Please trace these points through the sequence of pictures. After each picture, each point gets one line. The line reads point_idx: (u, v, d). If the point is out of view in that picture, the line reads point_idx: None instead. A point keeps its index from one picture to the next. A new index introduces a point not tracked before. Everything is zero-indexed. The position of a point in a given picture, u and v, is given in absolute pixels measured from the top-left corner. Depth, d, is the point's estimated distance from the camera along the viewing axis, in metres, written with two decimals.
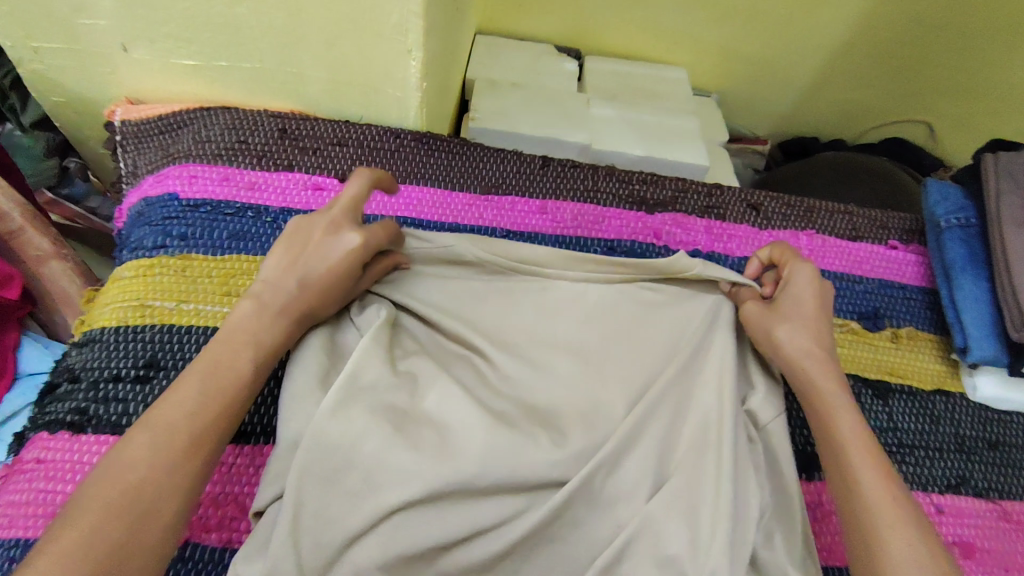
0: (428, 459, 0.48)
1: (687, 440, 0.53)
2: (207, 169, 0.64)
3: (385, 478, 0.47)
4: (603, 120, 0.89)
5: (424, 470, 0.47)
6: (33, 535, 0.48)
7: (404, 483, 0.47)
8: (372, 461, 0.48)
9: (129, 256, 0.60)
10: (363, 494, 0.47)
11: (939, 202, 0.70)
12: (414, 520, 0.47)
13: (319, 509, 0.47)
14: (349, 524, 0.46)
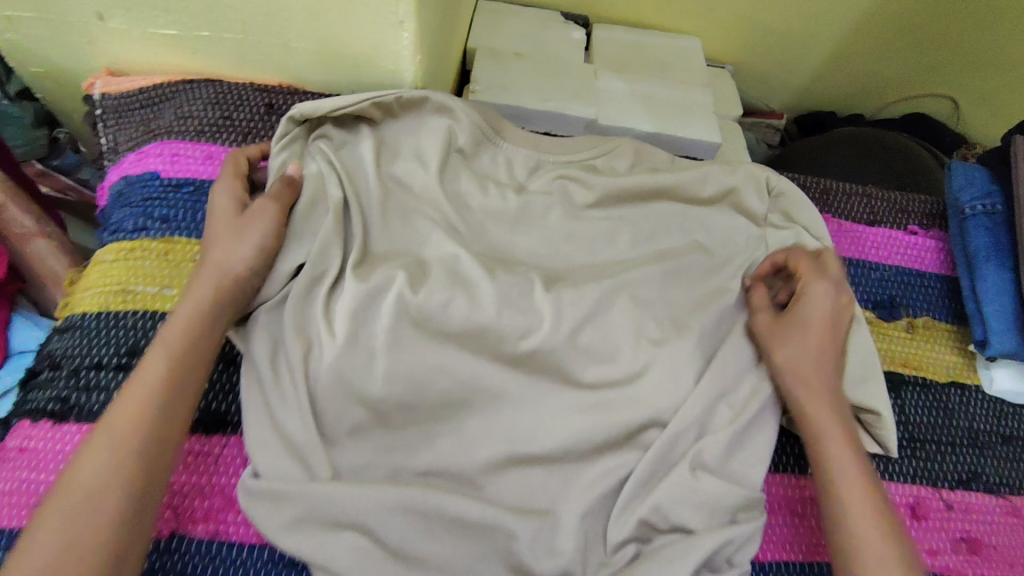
0: (391, 328, 0.51)
1: (661, 357, 0.54)
2: (188, 146, 0.61)
3: (373, 325, 0.51)
4: (610, 93, 0.85)
5: (400, 337, 0.51)
6: (11, 525, 0.46)
7: (384, 331, 0.51)
8: (371, 330, 0.51)
9: (110, 239, 0.58)
10: (347, 354, 0.50)
11: (964, 187, 0.66)
12: (407, 360, 0.51)
13: (320, 351, 0.50)
14: (334, 398, 0.50)
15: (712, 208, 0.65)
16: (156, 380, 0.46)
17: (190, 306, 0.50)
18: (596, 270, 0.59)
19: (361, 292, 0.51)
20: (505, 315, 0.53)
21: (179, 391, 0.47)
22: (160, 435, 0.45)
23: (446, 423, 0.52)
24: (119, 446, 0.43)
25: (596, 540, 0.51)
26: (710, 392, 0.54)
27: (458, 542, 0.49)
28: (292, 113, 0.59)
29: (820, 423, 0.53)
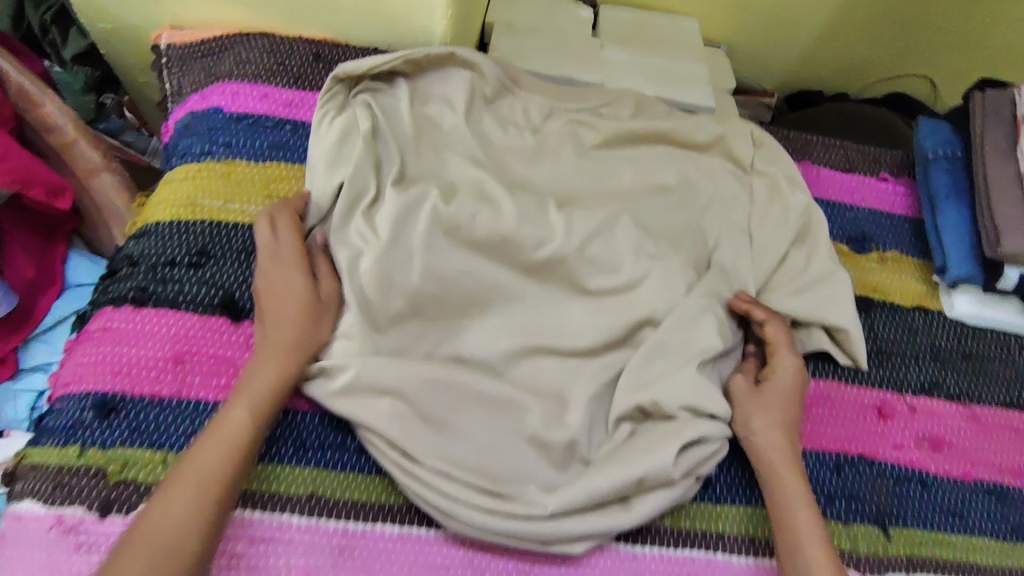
0: (425, 234, 0.59)
1: (656, 268, 0.62)
2: (247, 87, 0.69)
3: (412, 230, 0.59)
4: (615, 64, 0.94)
5: (434, 242, 0.59)
6: (100, 389, 0.54)
7: (422, 234, 0.59)
8: (409, 237, 0.59)
9: (179, 162, 0.66)
10: (391, 253, 0.58)
11: (928, 136, 0.75)
12: (440, 261, 0.59)
13: (367, 252, 0.58)
14: (375, 291, 0.57)
15: (705, 153, 0.73)
16: (215, 479, 0.48)
17: (249, 411, 0.51)
18: (601, 198, 0.67)
19: (399, 204, 0.59)
20: (524, 228, 0.61)
21: (242, 471, 0.50)
22: (233, 491, 0.49)
23: (473, 318, 0.60)
24: (199, 494, 0.47)
25: (600, 421, 0.59)
26: (698, 303, 0.61)
27: (483, 415, 0.57)
28: (336, 73, 0.66)
29: (794, 495, 0.56)
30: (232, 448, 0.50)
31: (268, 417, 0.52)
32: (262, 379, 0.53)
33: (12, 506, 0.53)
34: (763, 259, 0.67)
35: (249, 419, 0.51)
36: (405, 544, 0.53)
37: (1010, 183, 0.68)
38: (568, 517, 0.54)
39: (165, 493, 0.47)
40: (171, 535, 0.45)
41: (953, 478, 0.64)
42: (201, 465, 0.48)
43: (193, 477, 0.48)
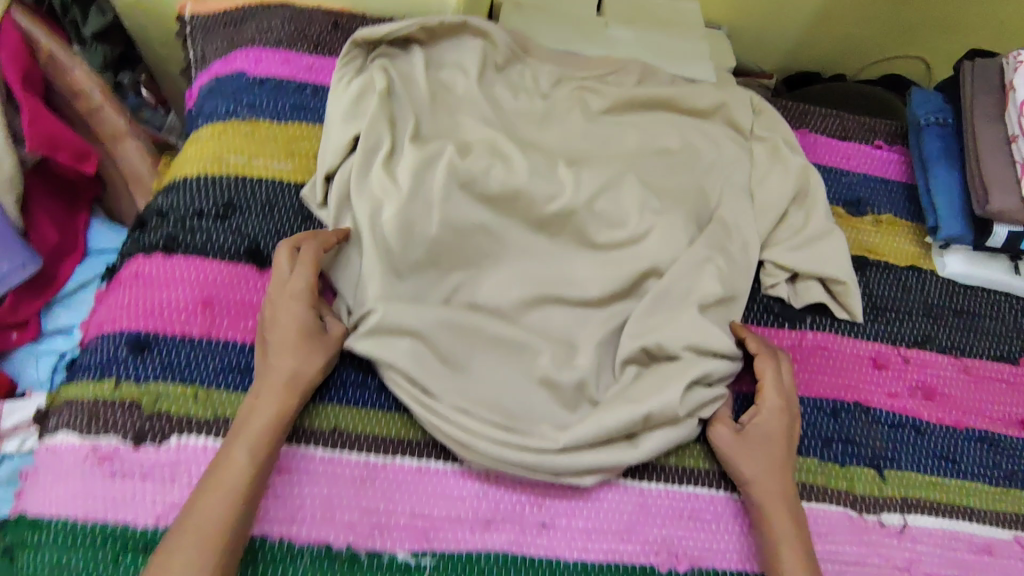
0: (441, 188, 0.62)
1: (661, 224, 0.65)
2: (269, 52, 0.72)
3: (429, 183, 0.62)
4: (619, 41, 0.97)
5: (450, 194, 0.62)
6: (133, 329, 0.57)
7: (439, 186, 0.62)
8: (427, 190, 0.62)
9: (205, 123, 0.69)
10: (410, 203, 0.61)
11: (920, 105, 0.78)
12: (456, 212, 0.62)
13: (388, 202, 0.61)
14: (394, 239, 0.60)
15: (707, 119, 0.76)
16: (217, 528, 0.47)
17: (252, 451, 0.50)
18: (608, 159, 0.70)
19: (416, 158, 0.62)
20: (536, 183, 0.64)
21: (246, 513, 0.49)
22: (237, 537, 0.48)
23: (487, 268, 0.63)
24: (205, 540, 0.46)
25: (607, 364, 0.61)
26: (699, 254, 0.64)
27: (496, 357, 0.59)
28: (353, 38, 0.69)
29: (783, 531, 0.55)
30: (238, 494, 0.48)
31: (270, 458, 0.51)
32: (263, 420, 0.52)
33: (47, 439, 0.55)
34: (762, 216, 0.70)
35: (250, 461, 0.50)
36: (423, 475, 0.56)
37: (998, 146, 0.71)
38: (579, 450, 0.56)
39: (169, 543, 0.46)
40: None
41: (945, 426, 0.67)
42: (203, 508, 0.47)
43: (198, 524, 0.47)
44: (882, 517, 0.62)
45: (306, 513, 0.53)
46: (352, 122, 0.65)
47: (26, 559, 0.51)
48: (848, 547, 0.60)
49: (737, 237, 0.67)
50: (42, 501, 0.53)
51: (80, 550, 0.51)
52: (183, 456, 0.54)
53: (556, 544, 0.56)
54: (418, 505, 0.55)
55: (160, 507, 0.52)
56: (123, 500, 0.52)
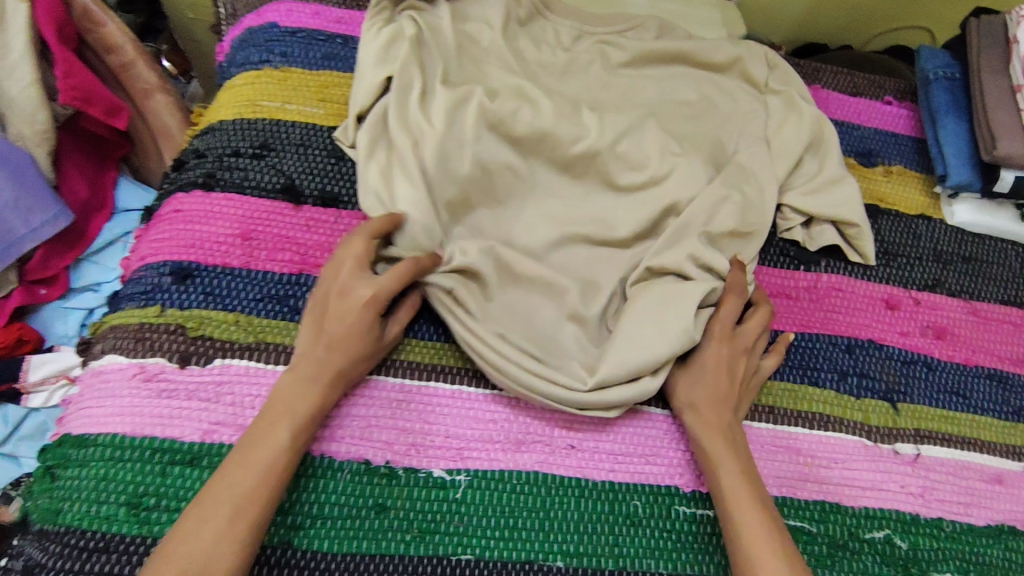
0: (470, 129, 0.64)
1: (681, 166, 0.67)
2: (299, 4, 0.74)
3: (460, 123, 0.65)
4: (634, 5, 0.99)
5: (481, 134, 0.64)
6: (176, 259, 0.59)
7: (469, 126, 0.64)
8: (458, 131, 0.64)
9: (239, 70, 0.71)
10: (442, 140, 0.63)
11: (928, 60, 0.81)
12: (485, 151, 0.64)
13: (422, 139, 0.63)
14: (430, 176, 0.62)
15: (723, 72, 0.78)
16: (254, 501, 0.47)
17: (291, 429, 0.50)
18: (628, 107, 0.72)
19: (447, 101, 0.65)
20: (560, 126, 0.66)
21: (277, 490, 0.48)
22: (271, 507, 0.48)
23: (513, 207, 0.65)
24: (240, 510, 0.46)
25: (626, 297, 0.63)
26: (717, 192, 0.66)
27: (522, 291, 0.61)
28: None
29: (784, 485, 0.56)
30: (274, 469, 0.49)
31: (307, 434, 0.51)
32: (309, 404, 0.52)
33: (92, 363, 0.57)
34: (779, 160, 0.72)
35: (291, 438, 0.50)
36: (457, 399, 0.58)
37: (1004, 96, 0.74)
38: (608, 387, 0.57)
39: (203, 510, 0.46)
40: (209, 557, 0.44)
41: (955, 363, 0.69)
42: (231, 481, 0.47)
43: (230, 494, 0.47)
44: (897, 447, 0.64)
45: (346, 432, 0.55)
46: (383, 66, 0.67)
47: (74, 472, 0.52)
48: (864, 473, 0.62)
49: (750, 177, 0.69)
50: (89, 419, 0.54)
51: (127, 464, 0.52)
52: (227, 376, 0.56)
53: (585, 466, 0.58)
54: (452, 427, 0.57)
55: (205, 423, 0.54)
56: (169, 416, 0.54)
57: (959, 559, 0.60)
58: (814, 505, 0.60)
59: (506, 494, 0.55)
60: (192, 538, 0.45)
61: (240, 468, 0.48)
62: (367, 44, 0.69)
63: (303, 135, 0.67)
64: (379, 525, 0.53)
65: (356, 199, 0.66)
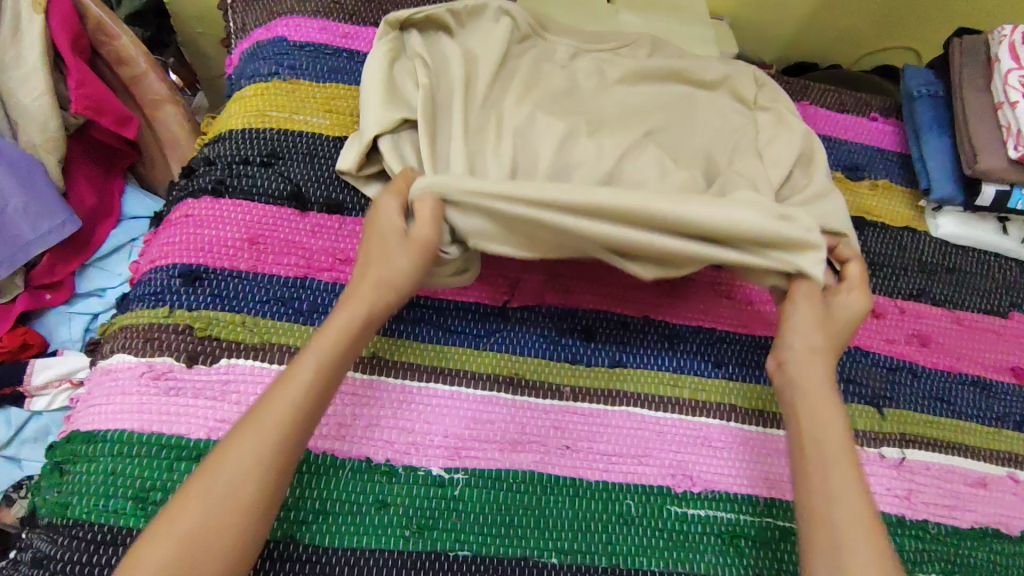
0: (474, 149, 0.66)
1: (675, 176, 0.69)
2: (308, 20, 0.77)
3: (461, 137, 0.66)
4: (629, 26, 1.02)
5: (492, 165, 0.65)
6: (185, 262, 0.62)
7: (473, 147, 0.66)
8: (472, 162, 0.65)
9: (247, 82, 0.74)
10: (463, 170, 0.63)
11: (913, 78, 0.84)
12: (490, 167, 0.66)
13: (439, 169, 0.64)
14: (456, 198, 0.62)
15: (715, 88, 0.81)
16: (281, 424, 0.47)
17: (318, 357, 0.50)
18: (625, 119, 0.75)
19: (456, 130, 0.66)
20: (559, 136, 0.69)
21: (303, 416, 0.48)
22: (300, 438, 0.48)
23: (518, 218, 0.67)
24: (267, 436, 0.46)
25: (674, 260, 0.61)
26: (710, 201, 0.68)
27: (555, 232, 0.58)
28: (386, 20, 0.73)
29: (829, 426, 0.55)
30: (302, 396, 0.48)
31: (338, 363, 0.51)
32: (339, 327, 0.52)
33: (101, 362, 0.59)
34: (775, 169, 0.74)
35: (319, 365, 0.50)
36: (456, 400, 0.60)
37: (985, 113, 0.77)
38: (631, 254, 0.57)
39: (233, 436, 0.47)
40: (234, 484, 0.45)
41: (940, 370, 0.71)
42: (266, 404, 0.48)
43: (264, 417, 0.47)
44: (883, 451, 0.66)
45: (349, 431, 0.57)
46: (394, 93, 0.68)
47: (81, 467, 0.54)
48: None
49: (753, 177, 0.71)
50: (97, 416, 0.56)
51: (135, 459, 0.54)
52: (232, 376, 0.57)
53: (579, 466, 0.59)
54: (450, 427, 0.59)
55: (211, 421, 0.55)
56: (174, 414, 0.55)
57: (943, 561, 0.62)
58: None
59: (503, 492, 0.57)
60: (221, 464, 0.45)
61: (275, 393, 0.48)
62: (372, 73, 0.70)
63: (312, 146, 0.69)
64: (380, 521, 0.54)
65: (361, 207, 0.68)
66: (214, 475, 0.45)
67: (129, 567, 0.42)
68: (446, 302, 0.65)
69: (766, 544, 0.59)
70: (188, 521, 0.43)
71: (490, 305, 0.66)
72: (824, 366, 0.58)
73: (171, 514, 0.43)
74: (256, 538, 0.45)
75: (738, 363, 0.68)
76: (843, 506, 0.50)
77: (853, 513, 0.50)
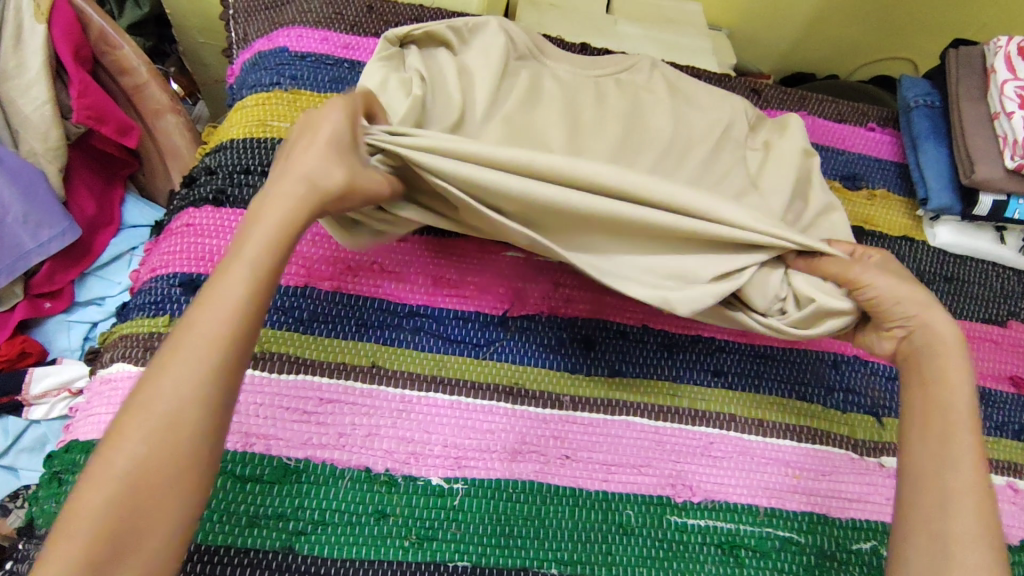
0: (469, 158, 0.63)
1: None
2: (309, 31, 0.78)
3: None
4: (628, 36, 1.03)
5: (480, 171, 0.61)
6: (185, 271, 0.62)
7: None
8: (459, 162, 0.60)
9: (249, 93, 0.74)
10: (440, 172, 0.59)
11: (910, 89, 0.85)
12: None
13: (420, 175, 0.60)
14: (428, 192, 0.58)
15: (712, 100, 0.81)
16: (215, 342, 0.42)
17: (249, 265, 0.45)
18: None
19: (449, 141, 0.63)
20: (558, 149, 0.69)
21: (239, 327, 0.43)
22: (237, 356, 0.43)
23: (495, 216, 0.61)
24: (196, 356, 0.41)
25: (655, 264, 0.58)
26: None
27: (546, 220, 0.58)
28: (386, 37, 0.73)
29: (953, 389, 0.54)
30: (237, 309, 0.43)
31: (271, 274, 0.46)
32: (264, 232, 0.47)
33: (101, 371, 0.58)
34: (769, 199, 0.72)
35: (250, 272, 0.45)
36: (456, 409, 0.60)
37: (981, 123, 0.77)
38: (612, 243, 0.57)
39: (159, 363, 0.42)
40: (171, 410, 0.40)
41: None
42: (197, 319, 0.43)
43: (192, 338, 0.42)
44: (883, 460, 0.66)
45: (349, 439, 0.57)
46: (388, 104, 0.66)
47: (81, 476, 0.54)
48: (851, 485, 0.64)
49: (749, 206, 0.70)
50: (98, 425, 0.56)
51: None
52: None
53: (579, 475, 0.59)
54: (451, 436, 0.59)
55: None
56: None
57: None
58: (803, 516, 0.61)
59: (503, 502, 0.57)
60: (152, 389, 0.40)
61: (203, 306, 0.43)
62: (366, 85, 0.68)
63: None
64: (379, 531, 0.54)
65: None
66: (148, 407, 0.39)
67: (70, 507, 0.37)
68: (446, 310, 0.65)
69: (767, 554, 0.59)
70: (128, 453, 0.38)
71: (491, 314, 0.66)
72: (948, 323, 0.57)
73: (104, 449, 0.38)
74: (204, 459, 0.40)
75: (737, 371, 0.68)
76: (949, 477, 0.50)
77: (956, 476, 0.50)
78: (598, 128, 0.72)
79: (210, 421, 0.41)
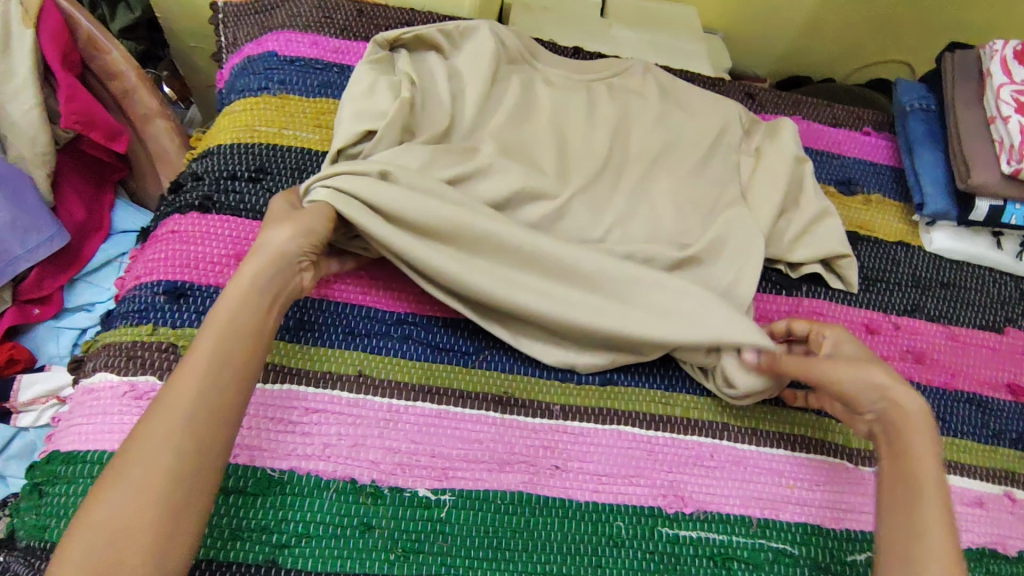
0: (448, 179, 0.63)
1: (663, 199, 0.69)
2: (299, 35, 0.77)
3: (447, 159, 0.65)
4: (623, 41, 1.02)
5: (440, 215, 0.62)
6: (170, 278, 0.61)
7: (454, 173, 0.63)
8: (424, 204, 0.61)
9: (238, 97, 0.73)
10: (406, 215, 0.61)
11: (906, 93, 0.84)
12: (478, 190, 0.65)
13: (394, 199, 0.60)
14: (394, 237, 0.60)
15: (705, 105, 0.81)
16: (188, 404, 0.46)
17: (218, 334, 0.50)
18: None
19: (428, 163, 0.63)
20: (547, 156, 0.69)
21: (215, 391, 0.47)
22: (215, 416, 0.47)
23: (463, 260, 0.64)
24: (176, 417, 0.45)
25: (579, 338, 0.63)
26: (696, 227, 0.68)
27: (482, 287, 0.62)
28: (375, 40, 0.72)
29: (907, 435, 0.54)
30: (213, 374, 0.48)
31: (240, 338, 0.50)
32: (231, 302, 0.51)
33: (83, 381, 0.57)
34: (760, 210, 0.72)
35: (220, 338, 0.49)
36: (442, 419, 0.59)
37: (977, 127, 0.76)
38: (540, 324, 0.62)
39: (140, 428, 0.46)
40: (157, 467, 0.44)
41: (936, 387, 0.70)
42: (176, 384, 0.47)
43: (169, 402, 0.46)
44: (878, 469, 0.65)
45: (334, 451, 0.56)
46: (374, 111, 0.65)
47: (59, 489, 0.53)
48: (847, 496, 0.63)
49: (735, 216, 0.70)
50: (79, 435, 0.55)
51: None
52: None
53: (568, 486, 0.58)
54: (438, 446, 0.58)
55: None
56: None
57: None
58: (797, 527, 0.60)
59: (489, 514, 0.56)
60: (138, 449, 0.44)
61: (177, 373, 0.48)
62: (353, 91, 0.67)
63: (300, 162, 0.69)
64: (363, 543, 0.53)
65: None
66: (134, 466, 0.43)
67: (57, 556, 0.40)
68: (433, 318, 0.65)
69: (760, 566, 0.58)
70: (117, 506, 0.42)
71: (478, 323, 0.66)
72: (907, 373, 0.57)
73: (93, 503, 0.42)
74: (188, 512, 0.44)
75: None
76: (920, 526, 0.49)
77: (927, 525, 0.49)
78: (585, 139, 0.72)
79: (196, 476, 0.45)
